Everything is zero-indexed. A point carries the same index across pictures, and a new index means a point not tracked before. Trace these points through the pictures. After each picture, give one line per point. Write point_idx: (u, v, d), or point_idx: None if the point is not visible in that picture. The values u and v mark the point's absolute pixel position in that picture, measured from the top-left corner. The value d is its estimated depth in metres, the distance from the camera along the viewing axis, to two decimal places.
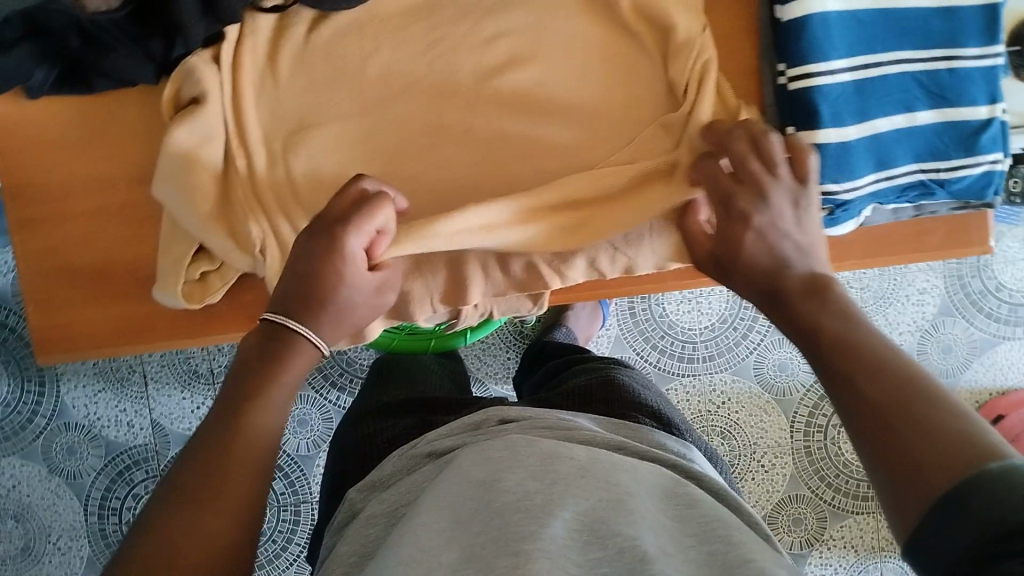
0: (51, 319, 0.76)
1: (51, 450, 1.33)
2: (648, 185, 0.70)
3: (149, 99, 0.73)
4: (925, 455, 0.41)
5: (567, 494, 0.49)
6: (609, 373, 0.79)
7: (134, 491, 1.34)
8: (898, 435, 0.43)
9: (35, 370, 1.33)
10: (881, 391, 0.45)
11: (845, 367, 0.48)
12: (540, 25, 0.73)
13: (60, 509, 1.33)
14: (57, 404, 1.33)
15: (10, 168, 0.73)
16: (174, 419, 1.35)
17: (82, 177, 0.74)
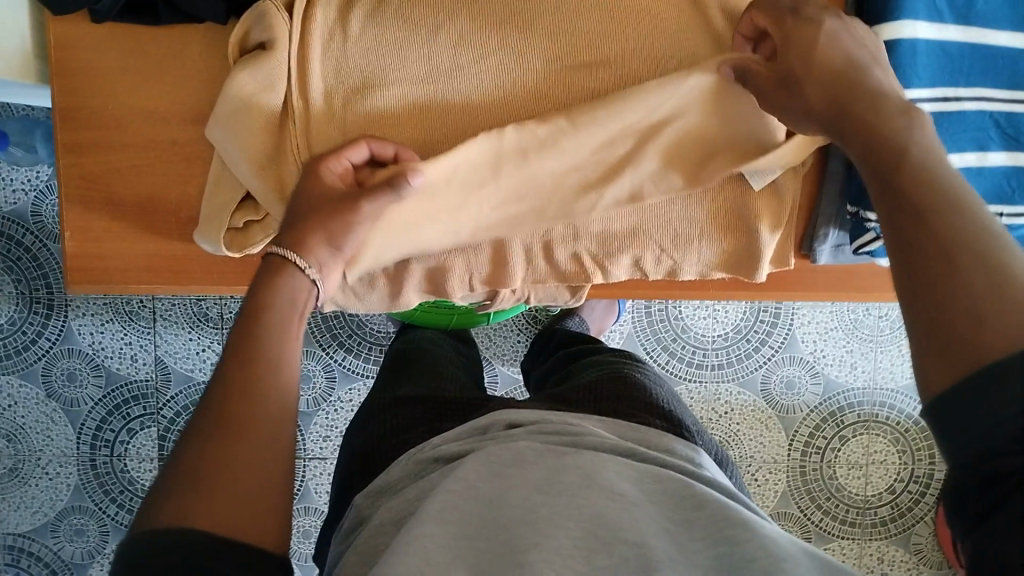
0: (88, 247, 0.76)
1: (51, 374, 1.32)
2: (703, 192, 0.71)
3: (217, 40, 0.72)
4: (968, 301, 0.38)
5: (576, 499, 0.45)
6: (623, 369, 0.73)
7: (128, 426, 1.34)
8: (954, 276, 0.39)
9: (44, 293, 1.31)
10: (933, 234, 0.40)
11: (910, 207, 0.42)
12: (620, 13, 0.71)
13: (54, 434, 1.33)
14: (63, 330, 1.32)
15: (65, 89, 0.72)
16: (178, 358, 1.34)
17: (139, 110, 0.73)
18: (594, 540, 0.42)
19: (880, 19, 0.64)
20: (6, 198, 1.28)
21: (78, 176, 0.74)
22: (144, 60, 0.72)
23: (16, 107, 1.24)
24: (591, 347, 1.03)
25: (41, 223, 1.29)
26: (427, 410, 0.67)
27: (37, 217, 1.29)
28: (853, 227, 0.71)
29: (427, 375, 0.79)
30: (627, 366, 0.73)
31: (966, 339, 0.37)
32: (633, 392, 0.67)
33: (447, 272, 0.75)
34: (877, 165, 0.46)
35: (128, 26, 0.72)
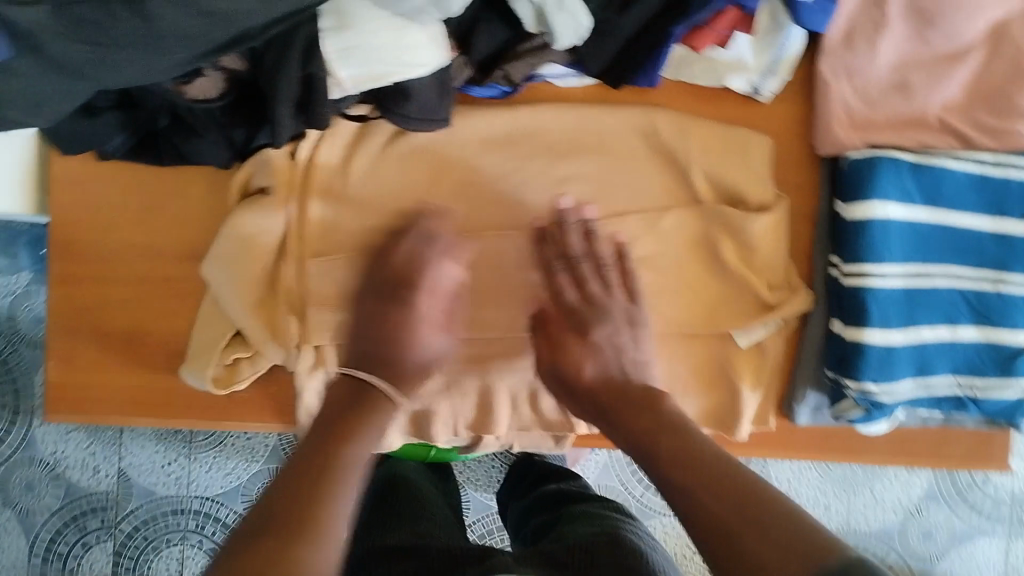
0: (73, 375, 0.76)
1: (9, 482, 1.29)
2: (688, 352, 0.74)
3: (219, 182, 0.74)
4: (762, 539, 0.47)
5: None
6: (616, 534, 0.73)
7: (84, 539, 1.30)
8: (743, 527, 0.48)
9: (11, 399, 1.29)
10: (718, 500, 0.51)
11: (691, 488, 0.53)
12: (613, 172, 0.73)
13: (7, 544, 1.29)
14: (26, 436, 1.29)
15: (65, 221, 0.74)
16: (142, 471, 1.30)
17: (136, 245, 0.74)
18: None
19: (856, 198, 0.69)
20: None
21: (69, 306, 0.75)
22: (145, 197, 0.74)
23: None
24: (578, 494, 1.01)
25: (14, 326, 1.28)
26: (406, 567, 0.68)
27: (11, 321, 1.28)
28: (829, 391, 0.74)
29: (404, 518, 0.80)
30: (620, 533, 0.74)
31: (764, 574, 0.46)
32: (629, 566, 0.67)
33: (431, 417, 0.76)
34: (644, 443, 0.59)
35: (132, 164, 0.73)
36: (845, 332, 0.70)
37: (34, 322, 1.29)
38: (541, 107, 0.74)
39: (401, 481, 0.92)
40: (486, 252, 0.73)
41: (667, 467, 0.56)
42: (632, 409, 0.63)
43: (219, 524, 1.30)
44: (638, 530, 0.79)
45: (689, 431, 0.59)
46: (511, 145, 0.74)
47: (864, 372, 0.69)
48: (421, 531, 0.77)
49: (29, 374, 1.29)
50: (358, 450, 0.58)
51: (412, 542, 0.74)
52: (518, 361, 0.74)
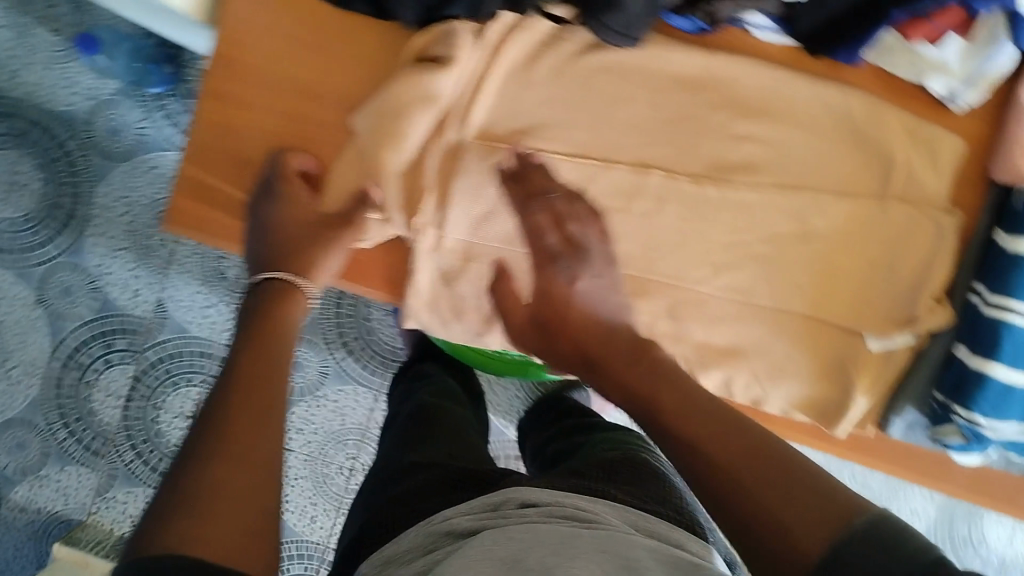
0: (198, 193, 0.74)
1: (48, 283, 1.29)
2: (822, 335, 0.74)
3: (398, 43, 0.72)
4: (777, 490, 0.46)
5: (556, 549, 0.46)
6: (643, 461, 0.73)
7: (106, 356, 1.30)
8: (749, 463, 0.48)
9: (70, 202, 1.28)
10: (733, 442, 0.49)
11: (687, 440, 0.51)
12: (786, 142, 0.72)
13: (30, 341, 1.29)
14: (76, 243, 1.28)
15: (233, 40, 0.72)
16: (181, 307, 1.30)
17: (295, 82, 0.72)
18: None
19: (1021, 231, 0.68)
20: (65, 98, 1.26)
21: (213, 124, 0.73)
22: (319, 38, 0.72)
23: (109, 17, 1.24)
24: (596, 423, 1.00)
25: (91, 132, 1.28)
26: (429, 475, 0.70)
27: (89, 127, 1.27)
28: (931, 413, 0.73)
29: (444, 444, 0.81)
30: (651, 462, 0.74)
31: (761, 515, 0.45)
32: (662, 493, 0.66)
33: None
34: (640, 407, 0.57)
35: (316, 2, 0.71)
36: (969, 359, 0.69)
37: (111, 135, 1.28)
38: (738, 60, 0.72)
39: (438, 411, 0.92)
40: (642, 188, 0.72)
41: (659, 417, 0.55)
42: (613, 362, 0.61)
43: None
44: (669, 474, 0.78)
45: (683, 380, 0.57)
46: (701, 88, 0.72)
47: (976, 404, 0.68)
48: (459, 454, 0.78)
49: (92, 184, 1.28)
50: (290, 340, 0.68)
51: (453, 467, 0.74)
52: (641, 301, 0.74)
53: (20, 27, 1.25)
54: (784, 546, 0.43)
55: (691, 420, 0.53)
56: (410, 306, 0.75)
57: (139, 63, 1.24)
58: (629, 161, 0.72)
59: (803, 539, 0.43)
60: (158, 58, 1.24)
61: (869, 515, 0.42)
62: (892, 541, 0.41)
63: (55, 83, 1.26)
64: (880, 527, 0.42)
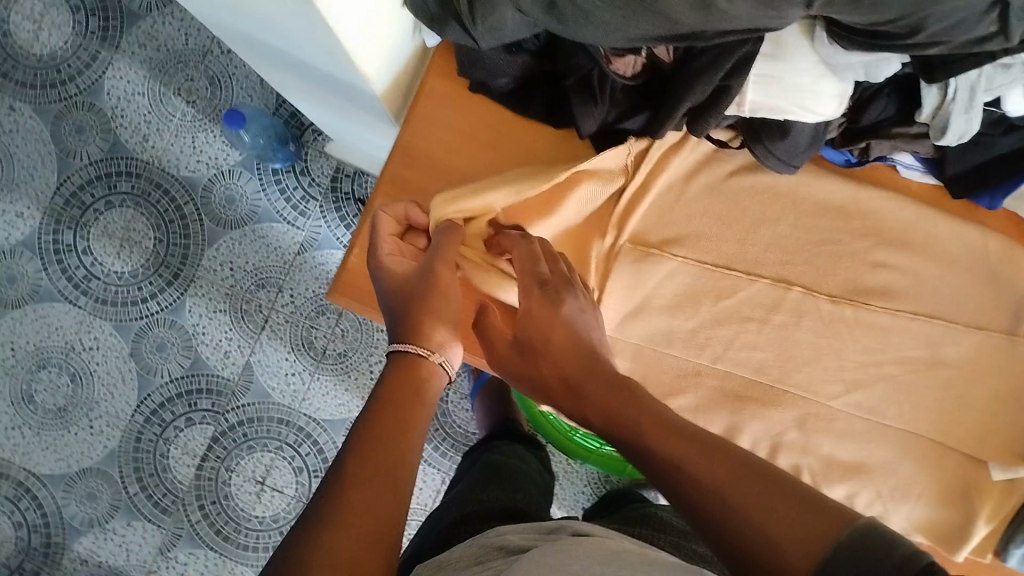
0: (366, 268, 0.78)
1: (143, 338, 1.33)
2: (945, 460, 0.76)
3: (568, 150, 0.78)
4: (754, 515, 0.42)
5: (647, 574, 0.46)
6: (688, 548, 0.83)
7: (188, 415, 1.33)
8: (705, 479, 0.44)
9: (177, 261, 1.34)
10: (718, 475, 0.44)
11: (701, 498, 0.44)
12: (921, 272, 0.77)
13: (117, 394, 1.33)
14: (176, 301, 1.33)
15: (418, 133, 0.78)
16: (268, 372, 1.33)
17: (469, 176, 0.79)
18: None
19: None
20: (188, 164, 1.34)
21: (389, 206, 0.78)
22: (494, 137, 0.79)
23: (244, 97, 1.34)
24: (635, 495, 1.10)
25: (208, 198, 1.34)
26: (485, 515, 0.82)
27: (207, 192, 1.34)
28: None
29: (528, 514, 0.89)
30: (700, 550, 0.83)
31: (784, 547, 0.40)
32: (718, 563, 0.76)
33: None
34: (622, 438, 0.51)
35: (498, 107, 0.78)
36: None
37: (225, 202, 1.35)
38: (883, 193, 0.77)
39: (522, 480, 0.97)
40: (782, 303, 0.77)
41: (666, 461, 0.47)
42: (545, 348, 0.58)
43: (317, 448, 1.32)
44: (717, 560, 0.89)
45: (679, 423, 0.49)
46: (843, 215, 0.77)
47: None
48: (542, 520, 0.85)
49: (200, 248, 1.34)
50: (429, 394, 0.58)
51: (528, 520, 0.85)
52: (775, 410, 0.76)
53: (158, 95, 1.34)
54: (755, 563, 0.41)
55: (675, 444, 0.47)
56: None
57: (263, 140, 1.32)
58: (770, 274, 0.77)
59: (779, 563, 0.40)
60: (284, 136, 1.33)
61: (863, 526, 0.39)
62: (875, 547, 0.37)
63: (183, 151, 1.34)
64: (873, 541, 0.38)
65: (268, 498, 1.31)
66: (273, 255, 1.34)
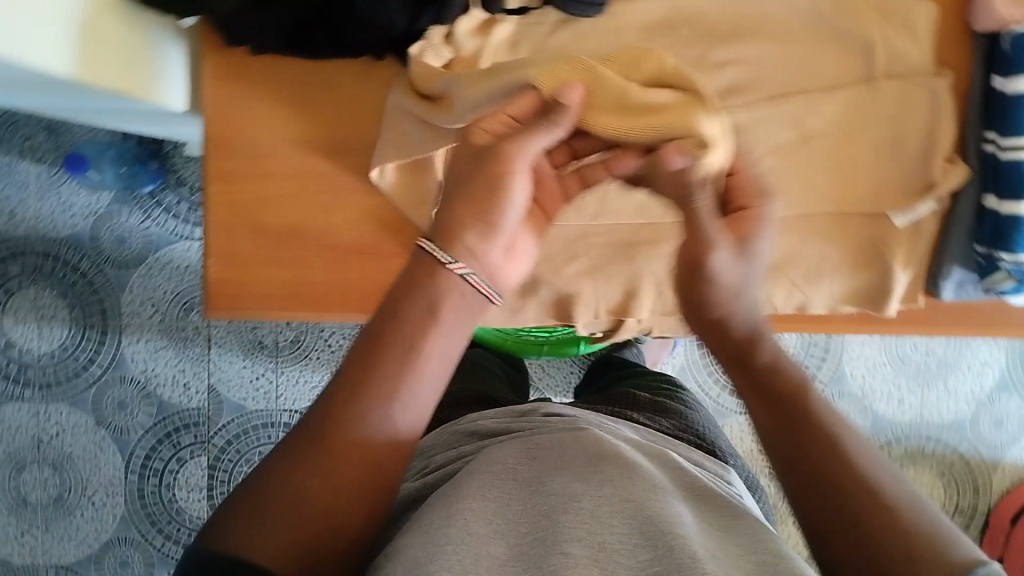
0: (231, 273, 0.76)
1: (101, 401, 1.29)
2: (849, 222, 0.76)
3: (374, 74, 0.74)
4: (900, 554, 0.44)
5: (602, 473, 0.55)
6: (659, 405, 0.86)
7: (178, 455, 1.30)
8: (846, 490, 0.47)
9: (99, 317, 1.28)
10: (825, 455, 0.50)
11: (847, 512, 0.47)
12: (766, 52, 0.74)
13: (102, 463, 1.29)
14: (116, 356, 1.29)
15: (221, 117, 0.74)
16: (232, 386, 1.31)
17: (293, 142, 0.75)
18: (656, 566, 0.46)
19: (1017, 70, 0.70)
20: (64, 222, 1.26)
21: (226, 204, 0.75)
22: (300, 95, 0.74)
23: (86, 133, 1.25)
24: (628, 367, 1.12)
25: (99, 246, 1.27)
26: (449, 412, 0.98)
27: (95, 241, 1.27)
28: (979, 267, 0.74)
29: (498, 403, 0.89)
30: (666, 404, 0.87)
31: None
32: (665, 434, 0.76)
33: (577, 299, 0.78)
34: (788, 445, 0.52)
35: (291, 61, 0.74)
36: (1001, 207, 0.71)
37: (117, 243, 1.28)
38: None
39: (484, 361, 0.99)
40: None
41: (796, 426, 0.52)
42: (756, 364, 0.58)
43: None
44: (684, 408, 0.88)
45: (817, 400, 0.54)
46: (666, 29, 0.74)
47: (1016, 242, 0.70)
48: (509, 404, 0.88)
49: (115, 295, 1.28)
50: (441, 344, 0.52)
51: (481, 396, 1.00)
52: (669, 244, 0.77)
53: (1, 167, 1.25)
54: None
55: (845, 478, 0.48)
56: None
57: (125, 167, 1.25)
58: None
59: None
60: (142, 156, 1.25)
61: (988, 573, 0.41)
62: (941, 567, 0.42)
63: (53, 210, 1.26)
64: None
65: None
66: (188, 276, 1.29)
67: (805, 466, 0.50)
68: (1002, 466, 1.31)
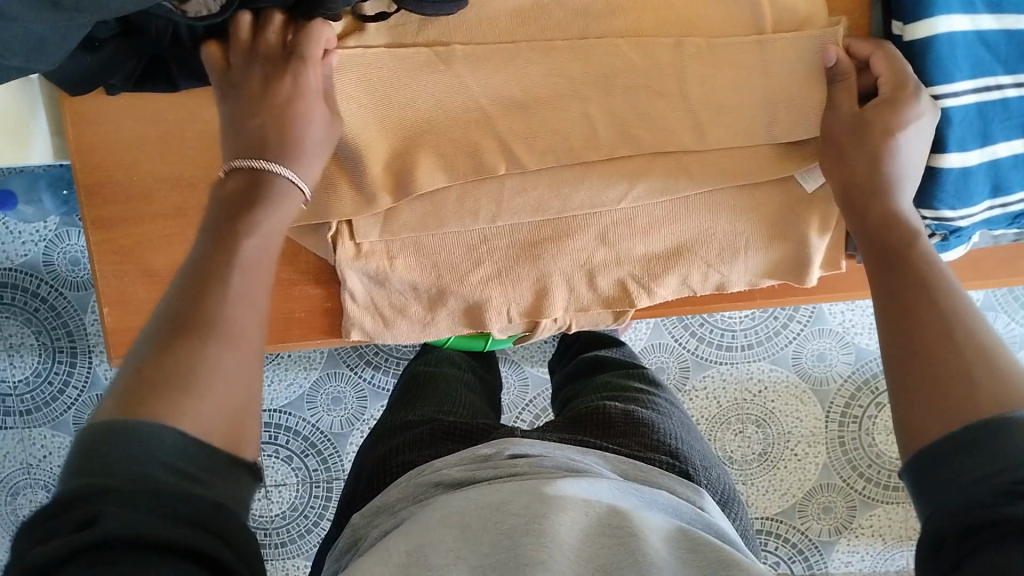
0: (129, 320, 0.75)
1: (83, 421, 1.22)
2: (759, 192, 0.72)
3: None
4: (950, 370, 0.44)
5: (566, 518, 0.44)
6: (629, 386, 0.75)
7: None
8: (919, 348, 0.46)
9: (67, 341, 1.21)
10: (910, 284, 0.50)
11: (901, 338, 0.47)
12: (649, 25, 0.69)
13: None
14: (90, 375, 1.22)
15: (87, 164, 0.71)
16: None
17: (166, 181, 0.72)
18: None
19: (913, 18, 0.63)
20: (16, 250, 1.19)
21: (111, 250, 0.73)
22: (164, 132, 0.71)
23: None
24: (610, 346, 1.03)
25: (54, 271, 1.20)
26: None
27: (50, 266, 1.20)
28: None
29: (441, 421, 0.68)
30: (634, 383, 0.77)
31: (963, 401, 0.42)
32: (636, 455, 0.59)
33: (486, 305, 0.76)
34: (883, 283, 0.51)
35: (148, 98, 0.70)
36: None
37: (72, 265, 1.21)
38: None
39: (430, 355, 0.95)
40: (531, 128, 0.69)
41: (882, 305, 0.50)
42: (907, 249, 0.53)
43: (296, 434, 1.22)
44: (659, 404, 0.71)
45: (922, 276, 0.50)
46: (540, 14, 0.69)
47: (941, 199, 0.66)
48: (445, 426, 0.67)
49: (78, 317, 1.21)
50: (269, 224, 0.53)
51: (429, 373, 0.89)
52: (574, 239, 0.73)
53: None
54: (946, 407, 0.43)
55: (929, 315, 0.47)
56: (352, 314, 0.76)
57: (66, 191, 1.17)
58: (501, 127, 0.68)
59: (916, 423, 0.43)
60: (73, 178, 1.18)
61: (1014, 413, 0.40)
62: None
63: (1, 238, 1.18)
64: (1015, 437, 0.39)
65: (277, 494, 1.22)
66: None
67: (901, 330, 0.47)
68: None
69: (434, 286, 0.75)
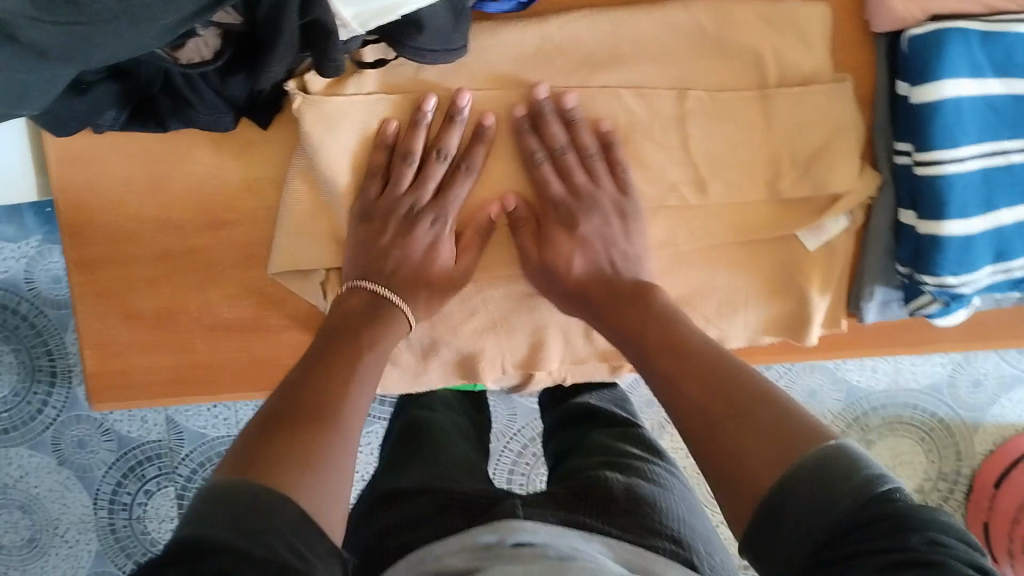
0: (111, 362, 0.73)
1: (61, 441, 1.18)
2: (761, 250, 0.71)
3: (228, 144, 0.68)
4: (770, 469, 0.47)
5: None
6: (617, 449, 0.75)
7: (146, 488, 1.19)
8: (736, 449, 0.50)
9: (47, 360, 1.17)
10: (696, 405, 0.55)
11: (722, 455, 0.50)
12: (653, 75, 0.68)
13: (69, 502, 1.18)
14: (70, 394, 1.18)
15: (71, 204, 0.68)
16: (191, 415, 1.19)
17: (153, 222, 0.70)
18: None
19: (921, 80, 0.63)
20: None
21: (93, 292, 0.71)
22: (152, 172, 0.69)
23: None
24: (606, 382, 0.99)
25: (36, 289, 1.17)
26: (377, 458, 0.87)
27: (31, 283, 1.16)
28: (903, 286, 0.71)
29: (439, 491, 0.65)
30: (624, 447, 0.76)
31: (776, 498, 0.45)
32: (636, 541, 0.58)
33: (478, 357, 0.74)
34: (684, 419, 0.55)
35: (137, 137, 0.68)
36: (920, 225, 0.65)
37: (54, 283, 1.17)
38: (571, 15, 0.67)
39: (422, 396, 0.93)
40: (529, 178, 0.68)
41: (698, 427, 0.54)
42: (701, 369, 0.57)
43: None
44: (654, 474, 0.71)
45: (709, 389, 0.55)
46: (543, 63, 0.68)
47: (943, 265, 0.64)
48: (441, 499, 0.64)
49: (59, 336, 1.17)
50: (369, 364, 0.61)
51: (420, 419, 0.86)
52: (568, 292, 0.71)
53: None
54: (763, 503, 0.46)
55: (738, 434, 0.50)
56: None
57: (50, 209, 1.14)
58: None
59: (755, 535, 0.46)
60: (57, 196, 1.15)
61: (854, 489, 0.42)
62: (828, 488, 0.43)
63: None
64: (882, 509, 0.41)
65: None
66: None
67: (722, 430, 0.52)
68: (983, 427, 1.24)
69: (427, 337, 0.73)
